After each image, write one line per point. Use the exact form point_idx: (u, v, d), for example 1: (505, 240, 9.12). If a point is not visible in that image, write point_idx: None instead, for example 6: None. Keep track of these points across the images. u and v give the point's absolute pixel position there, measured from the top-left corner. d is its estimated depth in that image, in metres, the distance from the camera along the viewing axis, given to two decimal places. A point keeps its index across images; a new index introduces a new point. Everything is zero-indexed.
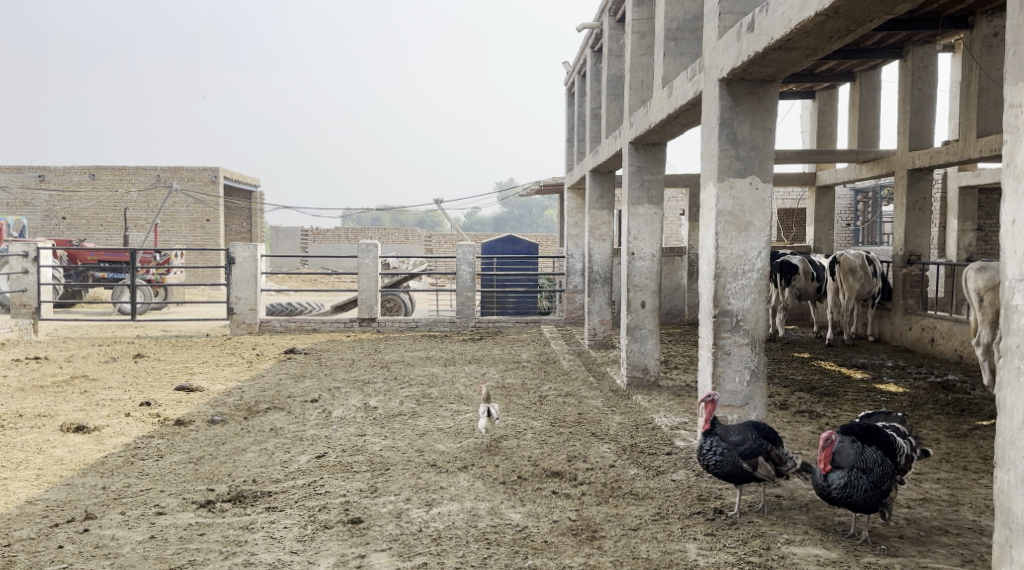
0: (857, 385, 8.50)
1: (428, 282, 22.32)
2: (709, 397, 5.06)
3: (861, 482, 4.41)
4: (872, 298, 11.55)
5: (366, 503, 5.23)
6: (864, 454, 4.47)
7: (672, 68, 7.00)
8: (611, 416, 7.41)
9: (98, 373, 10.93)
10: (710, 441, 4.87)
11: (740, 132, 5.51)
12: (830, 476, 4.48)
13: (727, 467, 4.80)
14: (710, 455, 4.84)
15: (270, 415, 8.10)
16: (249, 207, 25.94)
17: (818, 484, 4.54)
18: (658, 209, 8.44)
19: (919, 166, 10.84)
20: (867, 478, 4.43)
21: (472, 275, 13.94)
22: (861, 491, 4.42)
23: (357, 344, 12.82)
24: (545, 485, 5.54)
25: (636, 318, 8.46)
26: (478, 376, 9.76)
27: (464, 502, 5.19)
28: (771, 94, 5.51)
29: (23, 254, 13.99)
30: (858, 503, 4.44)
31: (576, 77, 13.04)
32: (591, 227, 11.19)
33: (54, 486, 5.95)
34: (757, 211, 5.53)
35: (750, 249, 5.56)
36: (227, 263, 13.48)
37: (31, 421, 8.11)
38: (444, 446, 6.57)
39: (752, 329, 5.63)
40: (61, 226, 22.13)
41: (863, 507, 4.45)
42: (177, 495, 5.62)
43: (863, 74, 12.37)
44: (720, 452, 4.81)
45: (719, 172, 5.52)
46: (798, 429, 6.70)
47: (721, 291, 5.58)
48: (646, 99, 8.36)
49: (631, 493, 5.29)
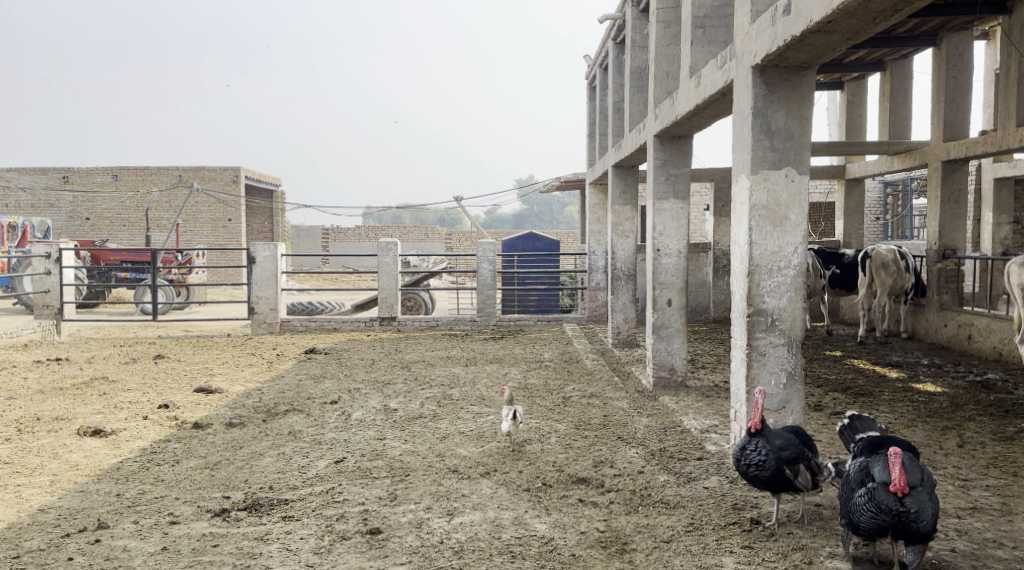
0: (893, 385, 8.22)
1: (449, 280, 22.16)
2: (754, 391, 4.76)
3: (932, 505, 4.04)
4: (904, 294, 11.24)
5: (385, 512, 5.03)
6: (926, 473, 4.14)
7: (700, 56, 6.74)
8: (638, 418, 7.17)
9: (118, 375, 10.83)
10: (753, 441, 4.58)
11: (774, 121, 5.27)
12: (904, 500, 4.03)
13: (768, 471, 4.53)
14: (752, 455, 4.56)
15: (289, 418, 7.94)
16: (271, 206, 25.87)
17: (885, 511, 4.05)
18: (684, 204, 8.19)
19: (955, 158, 10.51)
20: (934, 501, 4.08)
21: (493, 273, 13.73)
22: (932, 516, 4.03)
23: (377, 343, 12.65)
24: (571, 493, 5.32)
25: (662, 317, 8.20)
26: (500, 376, 9.55)
27: (486, 512, 4.98)
28: (807, 81, 5.26)
29: (44, 255, 13.94)
30: (927, 531, 4.03)
31: (597, 70, 12.79)
32: (615, 224, 10.94)
33: (67, 493, 5.80)
34: (793, 204, 5.28)
35: (786, 244, 5.30)
36: (247, 262, 13.36)
37: (48, 425, 7.98)
38: (466, 451, 6.36)
39: (788, 329, 5.38)
40: (85, 227, 22.16)
41: (928, 535, 4.06)
42: (192, 503, 5.45)
43: (894, 63, 12.00)
44: (763, 453, 4.53)
45: (752, 164, 5.27)
46: (834, 433, 6.45)
47: (756, 289, 5.32)
48: (671, 90, 8.11)
49: (661, 502, 5.07)
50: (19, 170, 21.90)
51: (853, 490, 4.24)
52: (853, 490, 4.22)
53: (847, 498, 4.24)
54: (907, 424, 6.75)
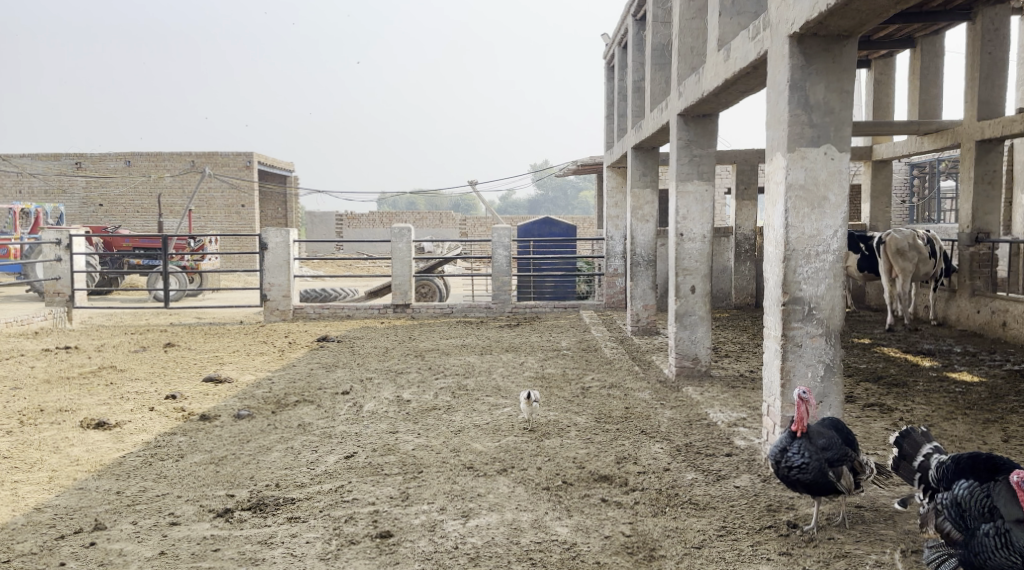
0: (927, 374, 7.89)
1: (465, 266, 21.89)
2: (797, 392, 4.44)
3: None
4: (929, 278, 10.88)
5: (396, 513, 4.74)
6: None
7: (729, 29, 6.39)
8: (661, 410, 6.85)
9: (126, 364, 10.61)
10: (795, 443, 4.28)
11: (813, 95, 4.92)
12: None
13: (811, 474, 4.21)
14: (793, 457, 4.24)
15: (298, 409, 7.68)
16: (284, 192, 25.62)
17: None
18: (709, 186, 7.83)
19: (990, 137, 10.12)
20: None
21: (508, 259, 13.40)
22: None
23: (391, 331, 12.37)
24: (593, 492, 5.03)
25: (685, 305, 7.87)
26: (517, 366, 9.24)
27: (504, 514, 4.69)
28: (848, 51, 4.91)
29: (56, 242, 13.69)
30: None
31: (616, 49, 12.44)
32: (633, 207, 10.58)
33: (66, 491, 5.55)
34: (833, 184, 4.93)
35: (824, 227, 4.96)
36: (259, 248, 13.10)
37: (52, 416, 7.74)
38: (482, 446, 6.06)
39: (827, 319, 5.04)
40: (99, 213, 21.99)
41: None
42: (194, 502, 5.18)
43: (924, 40, 11.52)
44: (805, 455, 4.22)
45: (788, 141, 4.93)
46: (870, 426, 6.15)
47: (792, 275, 4.99)
48: (696, 67, 7.76)
49: (690, 503, 4.76)
50: (33, 156, 21.76)
51: (974, 524, 3.72)
52: (976, 526, 3.71)
53: (970, 535, 3.72)
54: (946, 417, 6.42)
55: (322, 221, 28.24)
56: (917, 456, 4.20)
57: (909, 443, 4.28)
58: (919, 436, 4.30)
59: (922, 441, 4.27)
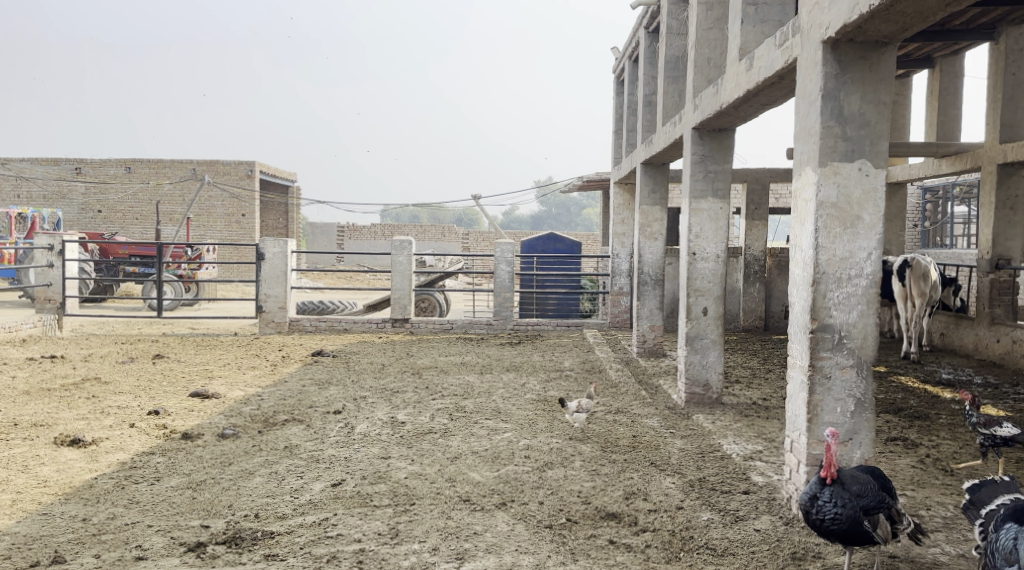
0: (950, 407, 7.46)
1: (465, 282, 21.49)
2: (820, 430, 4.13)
3: None
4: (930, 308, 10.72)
5: (385, 553, 4.39)
6: None
7: (751, 37, 6.01)
8: (671, 441, 6.43)
9: (111, 376, 10.17)
10: (826, 490, 4.00)
11: (847, 105, 4.54)
12: None
13: (846, 525, 3.95)
14: (827, 508, 3.97)
15: (286, 430, 7.26)
16: (286, 203, 25.27)
17: None
18: (724, 205, 7.44)
19: (1012, 160, 9.73)
20: None
21: (511, 275, 12.98)
22: None
23: (388, 346, 11.97)
24: (600, 531, 4.64)
25: (696, 327, 7.46)
26: (517, 387, 8.82)
27: (502, 556, 4.33)
28: (887, 59, 4.53)
29: (48, 247, 13.24)
30: None
31: (626, 63, 12.10)
32: (641, 224, 10.18)
33: (28, 516, 5.13)
34: (867, 203, 4.54)
35: (857, 249, 4.57)
36: (256, 258, 12.71)
37: (26, 431, 7.32)
38: (479, 476, 5.64)
39: (858, 348, 4.64)
40: (97, 219, 21.62)
41: None
42: (165, 533, 4.78)
43: (944, 59, 11.15)
44: (839, 505, 3.94)
45: (819, 155, 4.55)
46: (896, 463, 5.73)
47: (821, 300, 4.60)
48: (713, 79, 7.38)
49: (707, 549, 4.41)
50: (32, 160, 21.37)
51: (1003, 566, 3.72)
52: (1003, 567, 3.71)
53: None
54: (976, 455, 5.99)
55: (323, 232, 27.87)
56: (986, 501, 4.06)
57: (981, 494, 4.10)
58: (997, 485, 4.09)
59: (997, 491, 4.07)
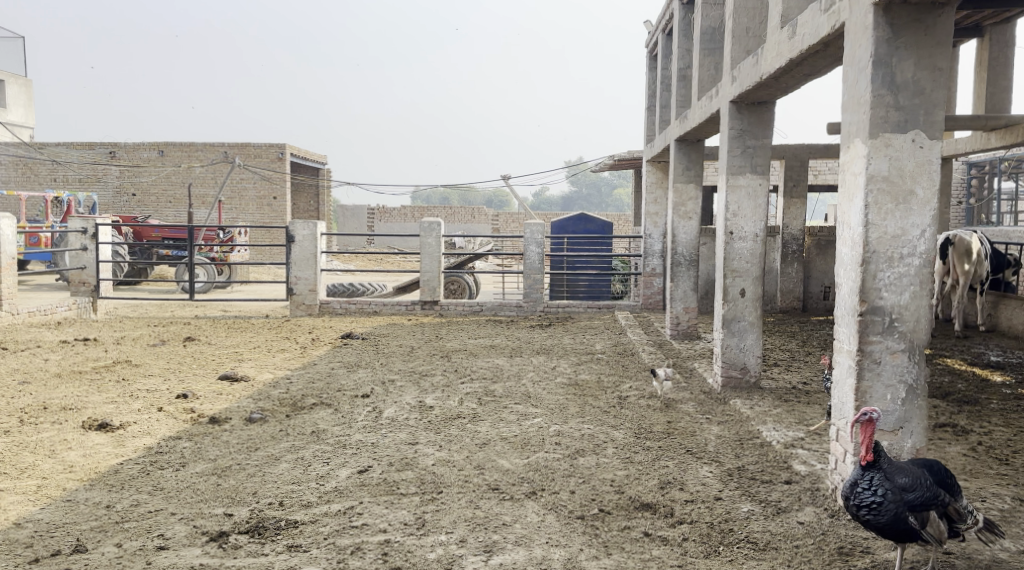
0: (1000, 391, 7.16)
1: (496, 264, 21.34)
2: (866, 414, 3.97)
3: None
4: (980, 285, 10.32)
5: (410, 545, 4.24)
6: None
7: (794, 3, 5.73)
8: (708, 427, 6.21)
9: (142, 359, 10.14)
10: (867, 476, 3.86)
11: (900, 72, 4.28)
12: None
13: (886, 516, 3.79)
14: (866, 495, 3.83)
15: (314, 414, 7.14)
16: (317, 184, 25.22)
17: None
18: (763, 180, 7.17)
19: None
20: None
21: (542, 256, 12.75)
22: None
23: (418, 329, 11.83)
24: (634, 523, 4.45)
25: (733, 309, 7.21)
26: (549, 370, 8.63)
27: (532, 550, 4.16)
28: (943, 23, 4.26)
29: (82, 230, 13.21)
30: None
31: (660, 37, 11.79)
32: (676, 203, 9.92)
33: (52, 503, 5.04)
34: (921, 176, 4.29)
35: (910, 226, 4.32)
36: (286, 240, 12.62)
37: (54, 415, 7.26)
38: (509, 463, 5.46)
39: (911, 332, 4.39)
40: (131, 202, 21.73)
41: None
42: (188, 521, 4.66)
43: (994, 28, 10.72)
44: (879, 494, 3.79)
45: (870, 125, 4.30)
46: (946, 451, 5.48)
47: (871, 281, 4.36)
48: (752, 49, 7.10)
49: (747, 542, 4.20)
50: (67, 144, 21.47)
51: None
52: None
53: None
54: None
55: (353, 214, 27.82)
56: None
57: None
58: None
59: None
